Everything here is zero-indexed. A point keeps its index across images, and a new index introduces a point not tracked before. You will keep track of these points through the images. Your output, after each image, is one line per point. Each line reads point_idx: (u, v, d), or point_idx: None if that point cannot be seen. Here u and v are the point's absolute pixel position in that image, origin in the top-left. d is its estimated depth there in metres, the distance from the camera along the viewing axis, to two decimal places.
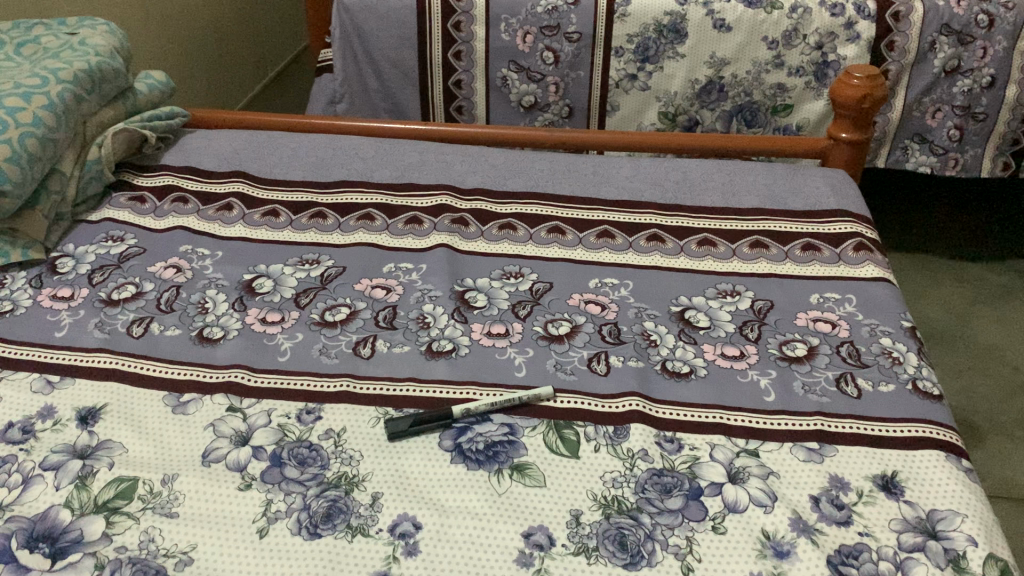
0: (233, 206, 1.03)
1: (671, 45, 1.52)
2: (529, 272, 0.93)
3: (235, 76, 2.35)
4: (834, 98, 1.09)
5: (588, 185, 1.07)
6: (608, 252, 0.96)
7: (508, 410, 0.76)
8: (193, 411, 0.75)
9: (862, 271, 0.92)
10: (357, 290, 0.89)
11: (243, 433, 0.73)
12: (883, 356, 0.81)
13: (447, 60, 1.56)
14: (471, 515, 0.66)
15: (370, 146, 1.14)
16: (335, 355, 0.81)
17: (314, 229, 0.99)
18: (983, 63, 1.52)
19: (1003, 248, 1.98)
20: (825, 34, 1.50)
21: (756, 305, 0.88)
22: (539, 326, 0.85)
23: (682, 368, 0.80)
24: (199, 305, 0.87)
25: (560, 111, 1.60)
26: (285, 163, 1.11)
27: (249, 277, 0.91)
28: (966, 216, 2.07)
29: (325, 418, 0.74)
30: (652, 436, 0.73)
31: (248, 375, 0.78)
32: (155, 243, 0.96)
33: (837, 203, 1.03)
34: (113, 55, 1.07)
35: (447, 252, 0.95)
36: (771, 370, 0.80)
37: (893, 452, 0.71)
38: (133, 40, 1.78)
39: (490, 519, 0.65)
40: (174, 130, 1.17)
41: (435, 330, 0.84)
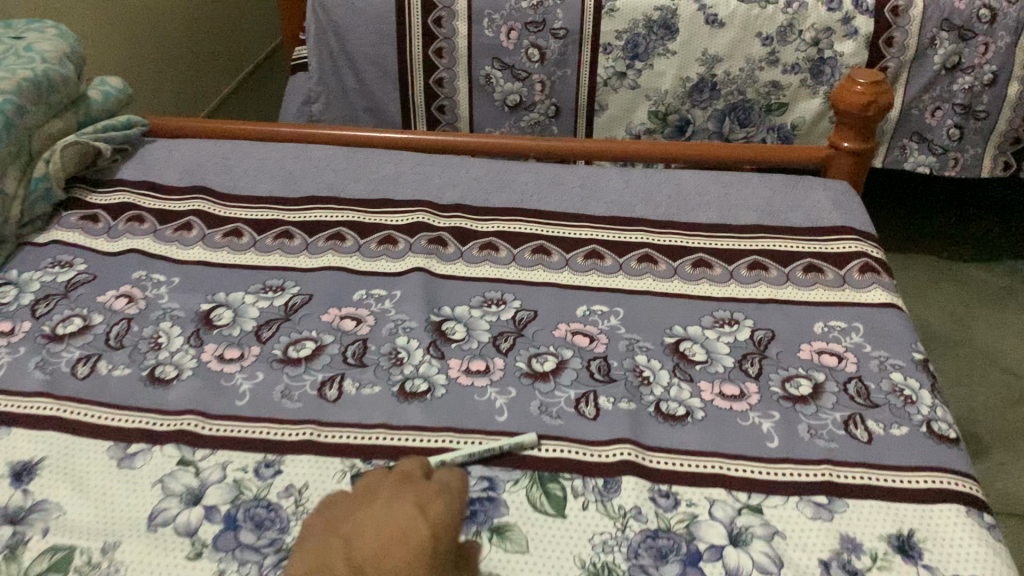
0: (192, 226, 0.94)
1: (661, 42, 1.44)
2: (511, 299, 0.86)
3: (204, 74, 2.26)
4: (835, 106, 1.02)
5: (575, 201, 1.00)
6: (597, 276, 0.89)
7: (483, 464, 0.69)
8: (140, 465, 0.68)
9: (868, 296, 0.86)
10: (324, 322, 0.82)
11: (195, 491, 0.66)
12: (895, 395, 0.75)
13: (428, 57, 1.46)
14: (395, 486, 0.57)
15: (342, 158, 1.07)
16: (297, 399, 0.74)
17: (279, 252, 0.91)
18: (985, 59, 1.45)
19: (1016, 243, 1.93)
20: (821, 30, 1.42)
21: (755, 336, 0.82)
22: (522, 362, 0.78)
23: (677, 411, 0.74)
24: (151, 340, 0.80)
25: (547, 111, 1.51)
26: (250, 176, 1.03)
27: (206, 307, 0.83)
28: (970, 211, 2.00)
29: (287, 473, 0.67)
30: (645, 491, 0.66)
31: (202, 423, 0.71)
32: (106, 268, 0.88)
33: (842, 219, 0.96)
34: (62, 62, 0.99)
35: (422, 276, 0.88)
36: (774, 413, 0.74)
37: (908, 507, 0.65)
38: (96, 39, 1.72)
39: (424, 485, 0.56)
40: (132, 141, 1.08)
41: (409, 367, 0.77)
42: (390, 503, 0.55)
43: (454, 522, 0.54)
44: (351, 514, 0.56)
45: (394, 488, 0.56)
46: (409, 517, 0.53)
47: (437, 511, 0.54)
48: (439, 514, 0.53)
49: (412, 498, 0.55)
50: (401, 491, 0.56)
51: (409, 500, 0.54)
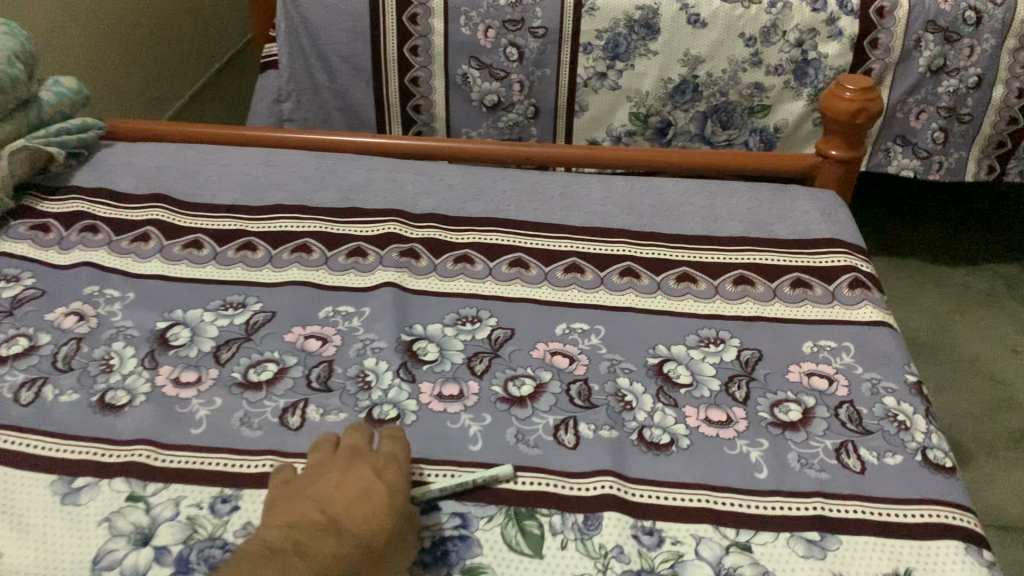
0: (150, 237, 0.89)
1: (642, 41, 1.37)
2: (487, 317, 0.82)
3: (174, 69, 2.20)
4: (824, 113, 0.98)
5: (554, 210, 0.96)
6: (577, 291, 0.85)
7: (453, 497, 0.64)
8: (86, 501, 0.63)
9: (859, 314, 0.83)
10: (287, 342, 0.77)
11: (144, 530, 0.61)
12: (888, 421, 0.72)
13: (403, 56, 1.39)
14: (351, 454, 0.64)
15: (310, 164, 1.02)
16: (257, 427, 0.69)
17: (241, 265, 0.86)
18: (970, 62, 1.38)
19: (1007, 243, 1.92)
20: (805, 30, 1.35)
21: (742, 356, 0.78)
22: (497, 386, 0.74)
23: (661, 439, 0.70)
24: (102, 362, 0.75)
25: (526, 112, 1.44)
26: (213, 183, 0.98)
27: (162, 326, 0.78)
28: (959, 212, 1.99)
29: (244, 509, 0.63)
30: (628, 528, 0.62)
31: (154, 454, 0.67)
32: (56, 282, 0.83)
33: (830, 231, 0.93)
34: (11, 62, 0.93)
35: (394, 292, 0.83)
36: (762, 441, 0.70)
37: (904, 544, 0.62)
38: (58, 34, 1.65)
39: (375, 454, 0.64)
40: (89, 145, 1.03)
41: (377, 392, 0.73)
42: (350, 468, 0.62)
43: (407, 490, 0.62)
44: (310, 479, 0.62)
45: (349, 458, 0.63)
46: (369, 479, 0.60)
47: (394, 475, 0.62)
48: (395, 474, 0.62)
49: (368, 465, 0.62)
50: (353, 459, 0.63)
51: (369, 465, 0.62)
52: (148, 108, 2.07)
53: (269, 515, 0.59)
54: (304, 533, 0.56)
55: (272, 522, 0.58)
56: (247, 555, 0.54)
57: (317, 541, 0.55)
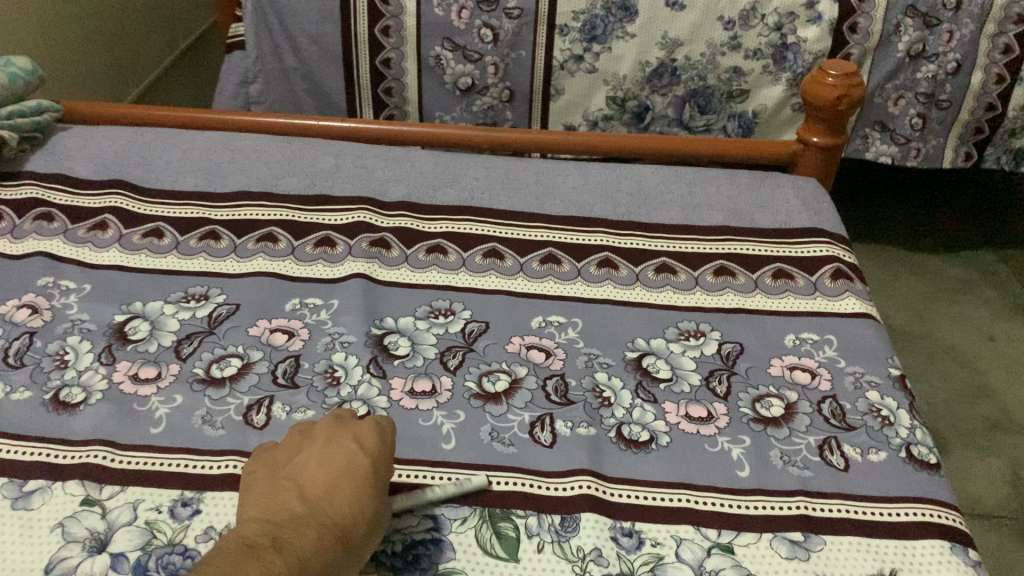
0: (108, 225, 0.85)
1: (619, 24, 1.33)
2: (460, 309, 0.79)
3: (137, 47, 2.14)
4: (806, 99, 0.96)
5: (530, 198, 0.94)
6: (553, 283, 0.83)
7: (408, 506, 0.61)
8: (38, 505, 0.60)
9: (842, 305, 0.81)
10: (252, 336, 0.74)
11: (100, 536, 0.58)
12: (872, 416, 0.70)
13: (374, 37, 1.35)
14: (328, 431, 0.61)
15: (277, 150, 0.99)
16: (220, 426, 0.66)
17: (204, 255, 0.83)
18: (949, 48, 1.36)
19: (1000, 234, 1.91)
20: (784, 14, 1.32)
21: (723, 350, 0.76)
22: (471, 382, 0.71)
23: (640, 437, 0.68)
24: (57, 358, 0.71)
25: (500, 95, 1.41)
26: (175, 168, 0.94)
27: (120, 319, 0.75)
28: (954, 199, 1.98)
29: (205, 513, 0.60)
30: (606, 530, 0.60)
31: (112, 455, 0.64)
32: (8, 274, 0.79)
33: (811, 220, 0.91)
34: None
35: (363, 283, 0.80)
36: (743, 438, 0.68)
37: (889, 544, 0.60)
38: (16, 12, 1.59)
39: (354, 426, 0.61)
40: (44, 128, 0.98)
41: (346, 388, 0.70)
42: (331, 445, 0.59)
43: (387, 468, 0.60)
44: (288, 460, 0.59)
45: (330, 432, 0.61)
46: (352, 457, 0.58)
47: (376, 448, 0.60)
48: (378, 452, 0.59)
49: (346, 440, 0.60)
50: (334, 434, 0.60)
51: (346, 442, 0.59)
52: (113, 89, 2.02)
53: (244, 503, 0.56)
54: (285, 523, 0.53)
55: (247, 513, 0.54)
56: (222, 547, 0.51)
57: (301, 530, 0.52)
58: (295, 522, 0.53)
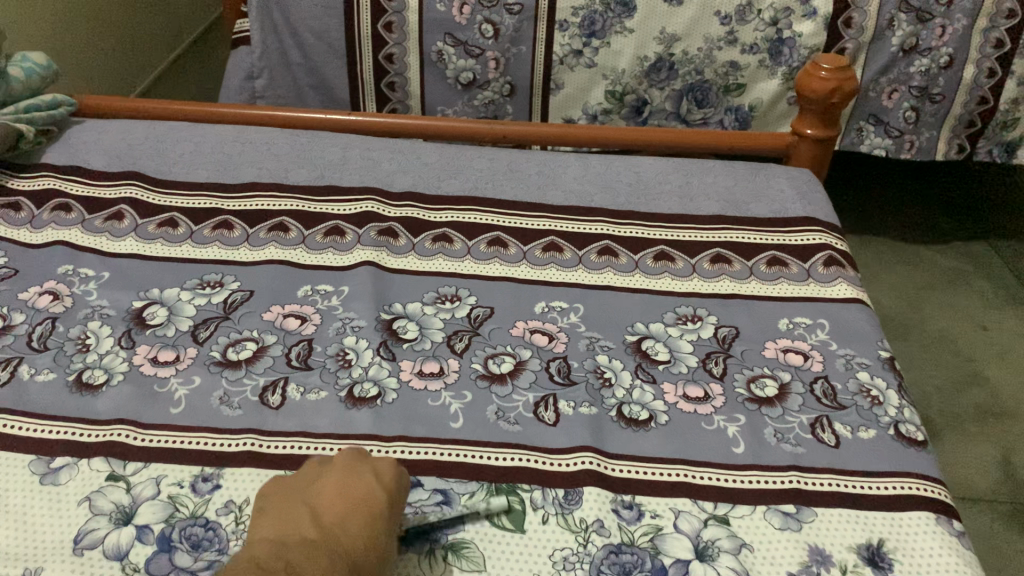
0: (124, 215, 0.88)
1: (618, 19, 1.36)
2: (466, 295, 0.82)
3: (144, 43, 2.17)
4: (799, 92, 0.99)
5: (532, 189, 0.97)
6: (555, 270, 0.86)
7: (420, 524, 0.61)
8: (65, 481, 0.63)
9: (834, 291, 0.84)
10: (266, 321, 0.77)
11: (125, 509, 0.61)
12: (862, 396, 0.73)
13: (377, 32, 1.37)
14: (347, 462, 0.61)
15: (285, 142, 1.01)
16: (237, 406, 0.69)
17: (218, 244, 0.86)
18: (942, 42, 1.39)
19: (998, 228, 1.93)
20: (780, 9, 1.35)
21: (719, 334, 0.79)
22: (477, 364, 0.74)
23: (640, 416, 0.71)
24: (79, 342, 0.74)
25: (501, 89, 1.43)
26: (187, 160, 0.97)
27: (139, 305, 0.78)
28: (954, 193, 2.00)
29: (225, 488, 0.63)
30: (608, 503, 0.63)
31: (134, 433, 0.66)
32: (29, 262, 0.82)
33: (805, 210, 0.94)
34: None
35: (372, 271, 0.83)
36: (739, 416, 0.71)
37: (877, 516, 0.63)
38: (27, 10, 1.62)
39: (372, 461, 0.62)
40: (58, 121, 1.01)
41: (357, 370, 0.73)
42: (349, 475, 0.59)
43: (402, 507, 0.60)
44: (303, 490, 0.59)
45: (348, 463, 0.61)
46: (367, 487, 0.58)
47: (392, 482, 0.60)
48: (394, 485, 0.60)
49: (364, 472, 0.60)
50: (353, 465, 0.61)
51: (364, 474, 0.60)
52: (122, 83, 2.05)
53: (257, 528, 0.56)
54: (297, 548, 0.53)
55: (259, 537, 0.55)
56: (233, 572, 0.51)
57: (312, 556, 0.52)
58: (306, 549, 0.52)
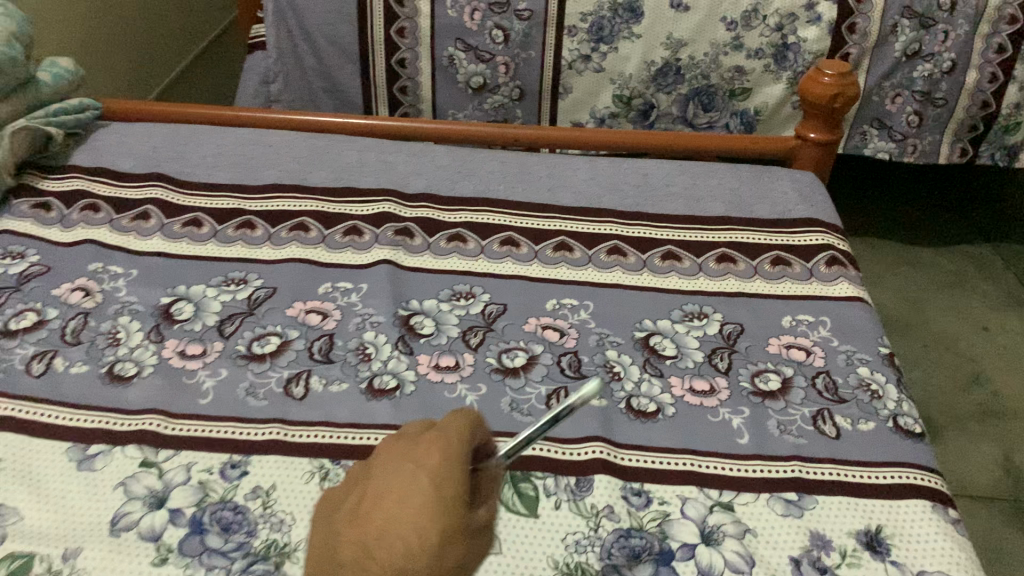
0: (150, 215, 0.91)
1: (625, 25, 1.39)
2: (480, 293, 0.85)
3: (163, 48, 2.21)
4: (803, 97, 1.02)
5: (543, 190, 1.00)
6: (566, 268, 0.89)
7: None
8: (101, 467, 0.66)
9: (836, 290, 0.87)
10: (289, 317, 0.80)
11: (158, 494, 0.64)
12: (862, 389, 0.76)
13: (389, 38, 1.41)
14: (395, 448, 0.52)
15: (304, 145, 1.05)
16: (262, 397, 0.72)
17: (241, 243, 0.89)
18: (945, 47, 1.41)
19: (1002, 232, 1.95)
20: (785, 15, 1.38)
21: (725, 330, 0.82)
22: (492, 358, 0.77)
23: (649, 408, 0.74)
24: (110, 336, 0.77)
25: (510, 94, 1.46)
26: (209, 162, 1.00)
27: (166, 301, 0.81)
28: (957, 196, 2.03)
29: (252, 474, 0.66)
30: (618, 490, 0.66)
31: (165, 423, 0.70)
32: (60, 260, 0.85)
33: (808, 211, 0.97)
34: (12, 44, 0.94)
35: (389, 269, 0.86)
36: (743, 409, 0.74)
37: (875, 503, 0.66)
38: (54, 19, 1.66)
39: (420, 438, 0.52)
40: (85, 125, 1.04)
41: (377, 363, 0.76)
42: (393, 466, 0.51)
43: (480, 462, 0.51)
44: (359, 485, 0.53)
45: (397, 448, 0.52)
46: (406, 478, 0.49)
47: (439, 457, 0.50)
48: (439, 462, 0.49)
49: (407, 458, 0.50)
50: (401, 449, 0.52)
51: (408, 458, 0.50)
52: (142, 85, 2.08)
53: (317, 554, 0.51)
54: None
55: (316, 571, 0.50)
56: None
57: None
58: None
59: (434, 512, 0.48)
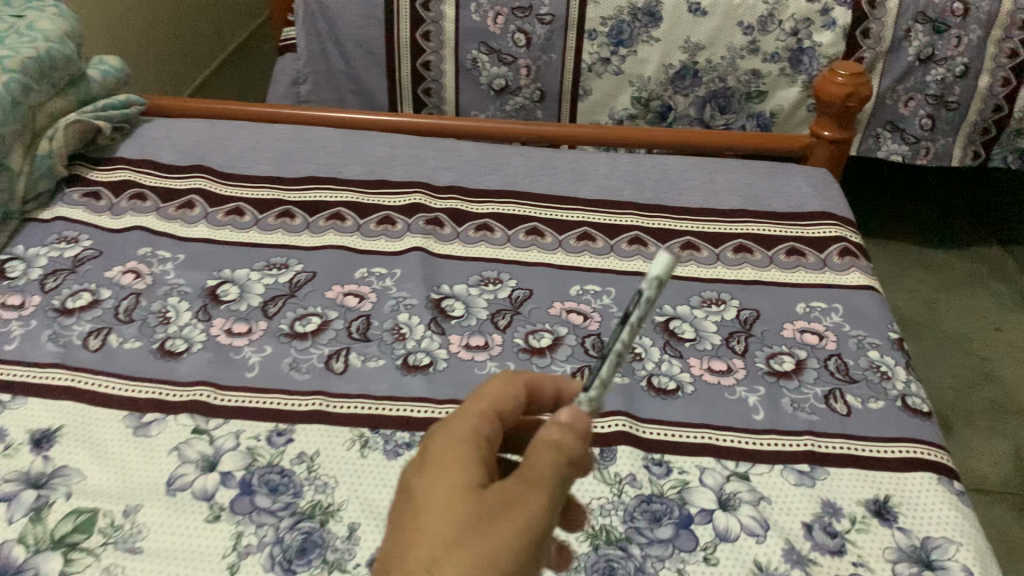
0: (194, 204, 0.96)
1: (645, 29, 1.43)
2: (507, 279, 0.89)
3: (197, 50, 2.28)
4: (817, 96, 1.06)
5: (566, 184, 1.04)
6: (589, 257, 0.93)
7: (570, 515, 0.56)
8: (156, 433, 0.71)
9: (848, 279, 0.90)
10: (328, 299, 0.85)
11: (210, 458, 0.69)
12: (872, 371, 0.80)
13: (415, 40, 1.46)
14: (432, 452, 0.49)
15: (337, 140, 1.09)
16: (305, 371, 0.77)
17: (281, 231, 0.93)
18: (958, 51, 1.45)
19: (1015, 234, 1.98)
20: (801, 20, 1.42)
21: (741, 316, 0.86)
22: (519, 339, 0.82)
23: (668, 385, 0.78)
24: (160, 315, 0.82)
25: (532, 95, 1.50)
26: (249, 156, 1.05)
27: (212, 284, 0.86)
28: (971, 198, 2.06)
29: (297, 441, 0.70)
30: (640, 460, 0.71)
31: (215, 394, 0.74)
32: (111, 245, 0.90)
33: (821, 205, 1.01)
34: (63, 41, 1.01)
35: (421, 256, 0.91)
36: (759, 387, 0.78)
37: (884, 475, 0.70)
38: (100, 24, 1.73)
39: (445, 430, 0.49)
40: (131, 120, 1.10)
41: (411, 342, 0.80)
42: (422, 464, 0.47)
43: (482, 423, 0.47)
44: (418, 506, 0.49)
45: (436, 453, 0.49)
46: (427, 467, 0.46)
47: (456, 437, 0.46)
48: (451, 440, 0.46)
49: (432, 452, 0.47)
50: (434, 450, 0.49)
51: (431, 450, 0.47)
52: (178, 85, 2.15)
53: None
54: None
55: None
56: None
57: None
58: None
59: (450, 484, 0.44)
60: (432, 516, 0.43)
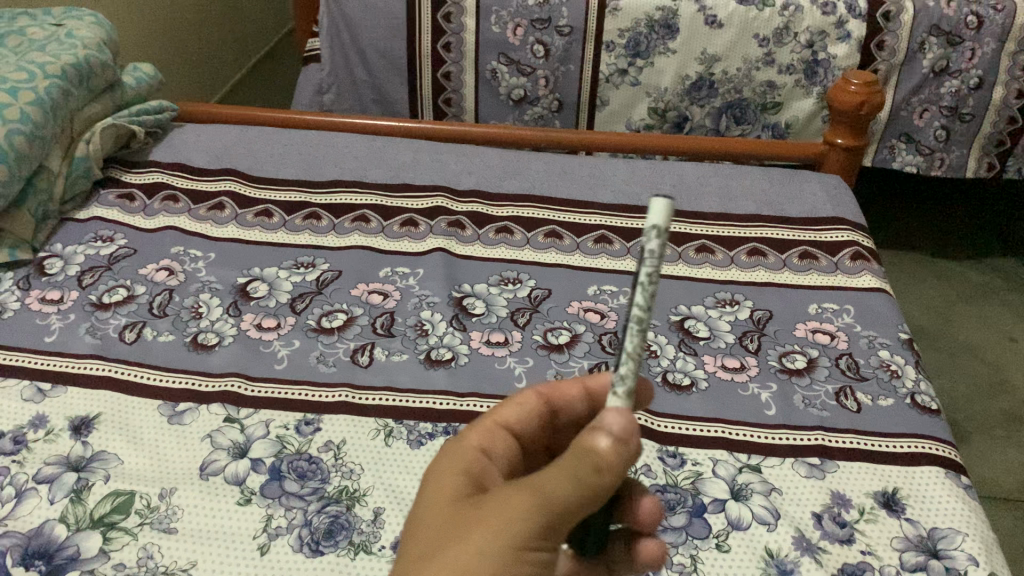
0: (225, 206, 1.00)
1: (661, 41, 1.46)
2: (527, 278, 0.92)
3: (226, 61, 2.33)
4: (831, 104, 1.08)
5: (584, 188, 1.07)
6: (606, 258, 0.95)
7: (633, 507, 0.52)
8: (189, 421, 0.74)
9: (860, 281, 0.93)
10: (353, 296, 0.88)
11: (241, 445, 0.72)
12: (882, 370, 0.82)
13: (436, 52, 1.49)
14: None
15: (362, 145, 1.13)
16: (332, 364, 0.80)
17: (308, 232, 0.97)
18: (972, 64, 1.47)
19: None
20: (815, 33, 1.44)
21: (755, 316, 0.88)
22: (538, 336, 0.84)
23: (683, 381, 0.80)
24: (192, 310, 0.85)
25: (550, 105, 1.54)
26: (276, 160, 1.09)
27: (242, 281, 0.89)
28: (987, 210, 2.08)
29: (324, 430, 0.73)
30: (654, 452, 0.73)
31: (245, 385, 0.77)
32: (145, 243, 0.94)
33: (834, 211, 1.03)
34: (100, 48, 1.05)
35: (443, 256, 0.94)
36: (771, 384, 0.80)
37: (893, 468, 0.72)
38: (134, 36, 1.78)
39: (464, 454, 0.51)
40: (163, 125, 1.14)
41: (434, 338, 0.83)
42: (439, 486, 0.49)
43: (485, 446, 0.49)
44: None
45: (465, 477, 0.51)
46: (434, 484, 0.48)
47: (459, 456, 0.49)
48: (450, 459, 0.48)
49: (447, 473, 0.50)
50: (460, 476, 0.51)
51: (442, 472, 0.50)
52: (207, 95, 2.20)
53: None
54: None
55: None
56: None
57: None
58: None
59: (445, 494, 0.46)
60: (426, 527, 0.45)
